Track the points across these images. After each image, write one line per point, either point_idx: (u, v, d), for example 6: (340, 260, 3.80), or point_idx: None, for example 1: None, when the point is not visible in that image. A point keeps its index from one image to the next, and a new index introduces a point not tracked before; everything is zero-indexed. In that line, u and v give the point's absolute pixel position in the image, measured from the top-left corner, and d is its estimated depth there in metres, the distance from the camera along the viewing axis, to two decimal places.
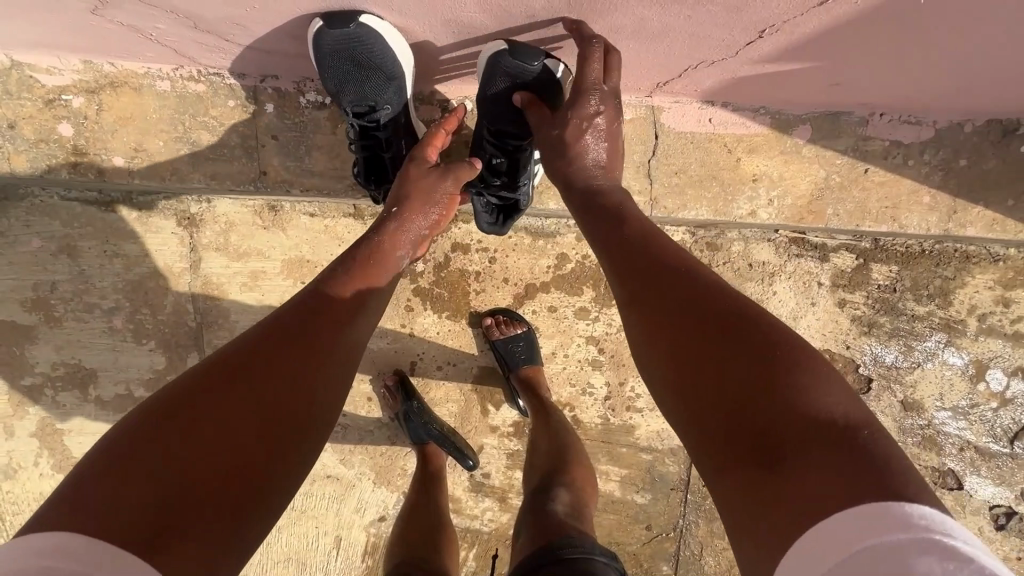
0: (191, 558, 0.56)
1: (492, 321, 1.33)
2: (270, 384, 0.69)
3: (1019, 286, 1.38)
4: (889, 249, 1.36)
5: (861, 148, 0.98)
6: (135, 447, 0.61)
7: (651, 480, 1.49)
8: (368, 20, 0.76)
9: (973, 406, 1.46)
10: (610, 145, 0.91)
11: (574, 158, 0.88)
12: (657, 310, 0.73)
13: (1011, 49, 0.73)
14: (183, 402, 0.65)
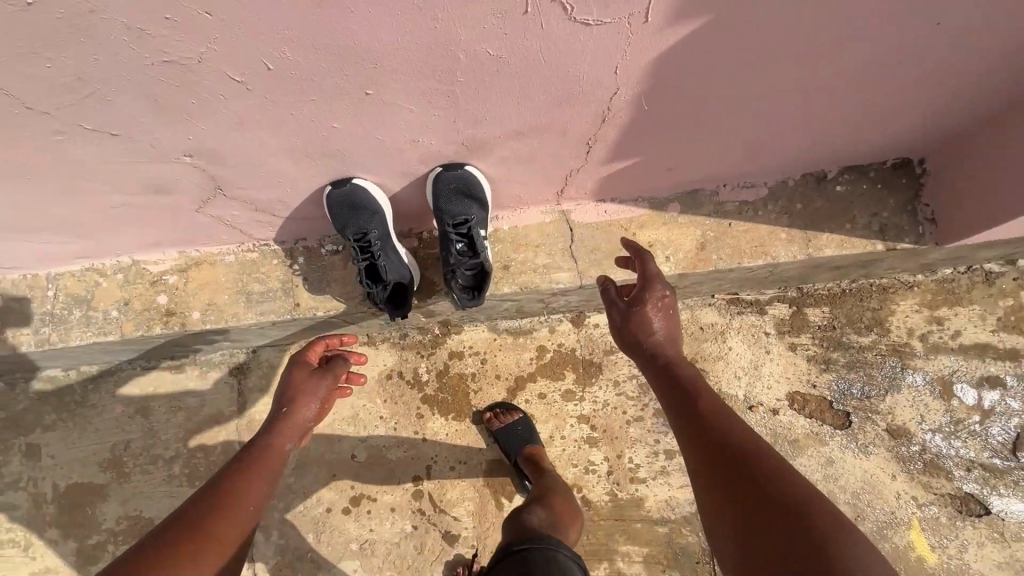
0: None
1: (491, 414, 1.54)
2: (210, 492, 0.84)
3: (942, 304, 1.58)
4: (816, 294, 1.59)
5: (720, 210, 1.20)
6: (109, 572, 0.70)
7: (675, 555, 1.50)
8: (358, 180, 0.96)
9: (958, 422, 1.54)
10: (676, 325, 1.04)
11: (643, 330, 1.02)
12: (713, 463, 0.84)
13: (810, 102, 0.93)
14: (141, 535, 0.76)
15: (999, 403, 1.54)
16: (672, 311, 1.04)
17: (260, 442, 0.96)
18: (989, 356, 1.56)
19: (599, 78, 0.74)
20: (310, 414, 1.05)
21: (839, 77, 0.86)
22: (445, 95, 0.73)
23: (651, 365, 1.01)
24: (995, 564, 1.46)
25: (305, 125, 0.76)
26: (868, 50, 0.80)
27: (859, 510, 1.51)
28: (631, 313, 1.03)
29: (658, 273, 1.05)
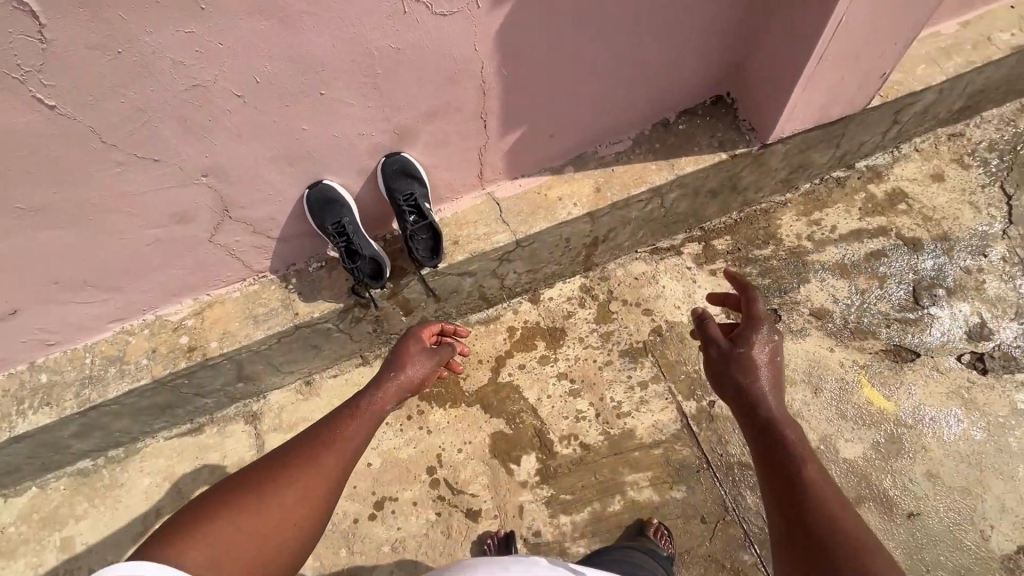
0: (279, 507, 0.88)
1: (657, 526, 1.54)
2: (323, 429, 1.04)
3: (813, 210, 1.96)
4: (716, 228, 1.96)
5: (602, 163, 1.61)
6: (239, 479, 0.92)
7: (677, 470, 1.65)
8: (326, 181, 1.30)
9: (864, 293, 1.83)
10: (775, 380, 1.14)
11: (744, 368, 1.14)
12: (794, 514, 0.90)
13: (625, 60, 1.35)
14: (268, 456, 0.98)
15: (887, 270, 1.86)
16: (770, 355, 1.16)
17: (368, 398, 1.17)
18: (865, 237, 1.91)
19: (468, 55, 1.15)
20: (412, 381, 1.28)
21: (632, 36, 1.29)
22: (372, 87, 1.11)
23: (747, 407, 1.11)
24: (942, 395, 1.68)
25: (283, 129, 1.12)
26: (643, 13, 1.23)
27: (816, 385, 1.72)
28: (730, 352, 1.18)
29: (766, 314, 1.20)
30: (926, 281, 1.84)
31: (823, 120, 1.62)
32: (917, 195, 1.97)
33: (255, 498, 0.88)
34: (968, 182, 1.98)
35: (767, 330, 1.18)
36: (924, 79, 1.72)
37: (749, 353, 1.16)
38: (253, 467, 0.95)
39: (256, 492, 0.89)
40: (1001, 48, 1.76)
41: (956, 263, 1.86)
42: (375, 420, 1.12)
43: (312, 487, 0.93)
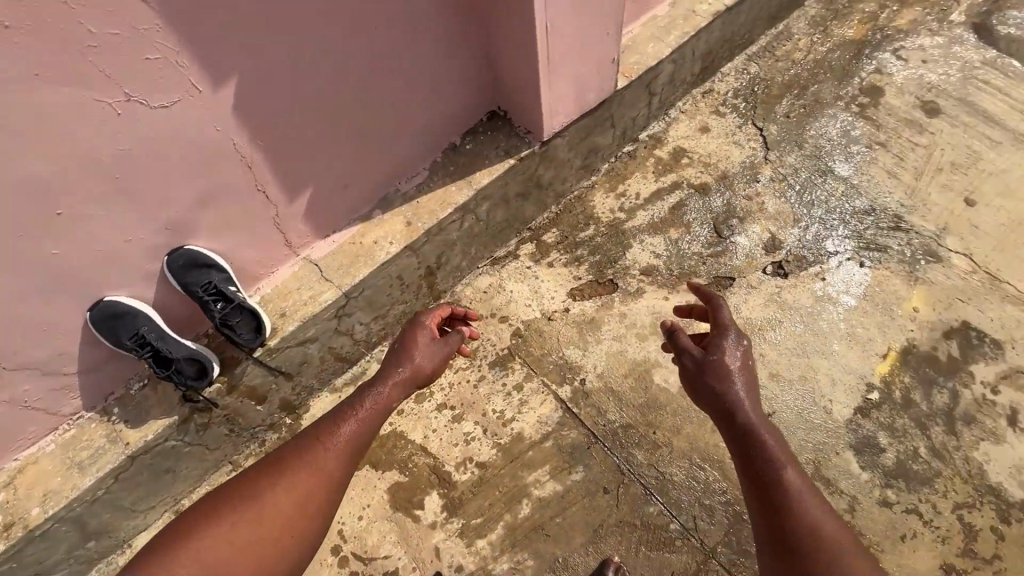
0: (255, 530, 1.21)
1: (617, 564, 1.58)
2: (303, 450, 1.33)
3: (617, 184, 2.19)
4: (542, 224, 2.11)
5: (405, 198, 1.68)
6: (231, 496, 1.26)
7: (570, 454, 1.73)
8: (107, 297, 1.24)
9: (677, 241, 2.06)
10: (748, 382, 1.35)
11: (721, 380, 1.34)
12: (772, 514, 1.19)
13: (384, 104, 1.43)
14: (256, 474, 1.30)
15: (690, 216, 2.12)
16: (740, 362, 1.36)
17: (361, 405, 1.41)
18: (664, 195, 2.16)
19: (211, 137, 1.17)
20: (417, 371, 1.50)
21: (379, 83, 1.38)
22: (115, 192, 1.11)
23: (726, 411, 1.32)
24: (761, 306, 1.92)
25: (26, 259, 1.07)
26: (379, 59, 1.33)
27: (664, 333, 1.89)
28: (705, 361, 1.37)
29: (729, 322, 1.41)
30: (721, 216, 2.11)
31: (586, 107, 1.82)
32: (694, 148, 2.27)
33: (237, 518, 1.21)
34: (728, 126, 2.33)
35: (739, 342, 1.38)
36: (656, 55, 2.02)
37: (721, 361, 1.36)
38: (240, 486, 1.28)
39: (240, 514, 1.22)
40: (705, 15, 2.10)
41: (739, 194, 2.16)
42: (361, 432, 1.39)
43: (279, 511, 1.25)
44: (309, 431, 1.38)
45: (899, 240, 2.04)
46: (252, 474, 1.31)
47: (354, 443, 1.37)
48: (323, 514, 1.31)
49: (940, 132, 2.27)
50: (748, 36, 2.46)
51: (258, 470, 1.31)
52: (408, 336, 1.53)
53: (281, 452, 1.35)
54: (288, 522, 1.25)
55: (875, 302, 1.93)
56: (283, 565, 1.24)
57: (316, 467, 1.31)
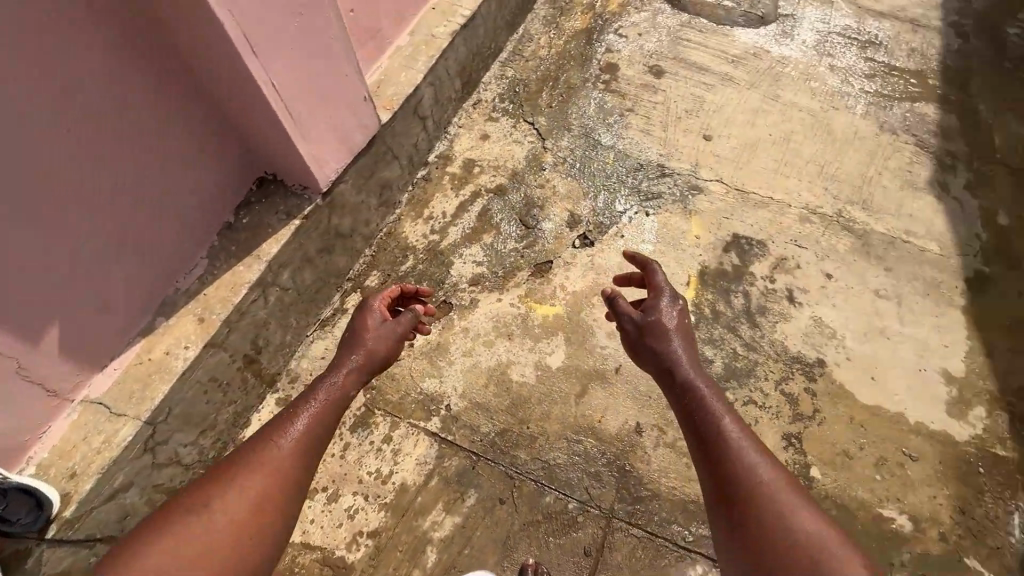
0: (216, 531, 1.17)
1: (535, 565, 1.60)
2: (268, 440, 1.33)
3: (422, 210, 2.24)
4: (361, 271, 2.08)
5: (188, 296, 1.58)
6: (191, 495, 1.22)
7: (458, 481, 1.74)
8: None
9: (492, 244, 2.16)
10: (686, 342, 1.51)
11: (659, 340, 1.50)
12: (714, 460, 1.27)
13: (111, 206, 1.34)
14: (216, 471, 1.28)
15: (497, 218, 2.23)
16: (675, 326, 1.53)
17: (316, 397, 1.43)
18: (468, 206, 2.26)
19: None
20: (373, 353, 1.55)
21: (93, 188, 1.29)
22: None
23: (669, 369, 1.47)
24: (580, 277, 2.10)
25: None
26: (91, 160, 1.26)
27: (507, 332, 1.98)
28: (641, 325, 1.54)
29: (662, 287, 1.60)
30: (523, 209, 2.26)
31: (357, 148, 1.83)
32: (481, 156, 2.41)
33: (203, 511, 1.19)
34: (504, 128, 2.50)
35: (676, 310, 1.56)
36: (410, 82, 2.09)
37: (658, 321, 1.53)
38: (200, 483, 1.25)
39: (205, 507, 1.19)
40: (445, 35, 2.23)
41: (533, 185, 2.33)
42: (316, 426, 1.39)
43: (243, 508, 1.21)
44: (273, 420, 1.38)
45: (668, 184, 2.37)
46: (214, 470, 1.28)
47: (311, 438, 1.37)
48: (285, 514, 1.27)
49: (670, 88, 2.68)
50: (494, 45, 2.67)
51: (220, 466, 1.29)
52: (359, 322, 1.59)
53: (244, 445, 1.34)
54: (251, 518, 1.21)
55: (667, 241, 2.21)
56: (243, 566, 1.19)
57: (274, 463, 1.29)
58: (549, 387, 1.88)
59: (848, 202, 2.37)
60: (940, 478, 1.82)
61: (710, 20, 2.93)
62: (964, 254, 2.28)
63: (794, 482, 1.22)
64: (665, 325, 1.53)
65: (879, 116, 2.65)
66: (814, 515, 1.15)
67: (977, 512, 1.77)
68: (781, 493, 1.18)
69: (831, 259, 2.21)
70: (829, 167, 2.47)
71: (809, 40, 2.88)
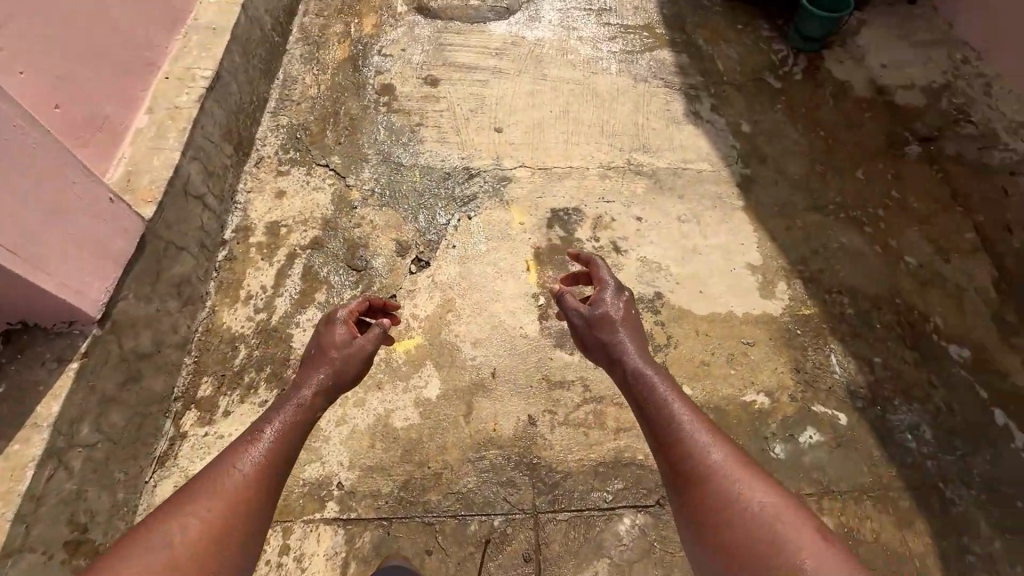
0: (208, 529, 1.23)
1: None
2: (255, 447, 1.40)
3: (237, 292, 2.02)
4: (188, 384, 1.81)
5: None
6: (189, 494, 1.29)
7: (378, 555, 1.62)
8: None
9: (328, 301, 2.03)
10: (634, 332, 1.64)
11: (609, 333, 1.63)
12: (668, 443, 1.40)
13: None
14: (210, 474, 1.34)
15: (324, 272, 2.10)
16: (623, 319, 1.65)
17: (281, 415, 1.48)
18: (288, 271, 2.09)
19: None
20: (338, 374, 1.59)
21: None
22: None
23: (622, 357, 1.59)
24: (428, 300, 2.07)
25: None
26: None
27: (375, 383, 1.88)
28: (591, 322, 1.66)
29: (609, 282, 1.71)
30: (347, 254, 2.16)
31: (126, 255, 1.56)
32: (284, 214, 2.24)
33: (201, 502, 1.27)
34: (299, 179, 2.35)
35: (625, 303, 1.69)
36: (167, 162, 1.84)
37: (607, 314, 1.65)
38: (197, 485, 1.31)
39: (203, 501, 1.27)
40: (191, 103, 2.01)
41: (351, 227, 2.23)
42: (279, 447, 1.42)
43: (207, 521, 1.24)
44: (259, 428, 1.45)
45: (479, 183, 2.43)
46: (207, 473, 1.35)
47: (276, 456, 1.41)
48: (247, 530, 1.29)
49: (449, 94, 2.75)
50: (256, 96, 2.49)
51: (212, 469, 1.35)
52: (324, 340, 1.64)
53: (233, 447, 1.40)
54: (215, 530, 1.23)
55: (496, 236, 2.27)
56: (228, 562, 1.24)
57: (236, 479, 1.33)
58: (437, 419, 1.83)
59: (632, 150, 2.66)
60: (775, 351, 2.15)
61: (463, 21, 3.05)
62: (729, 164, 2.70)
63: (746, 459, 1.34)
64: (615, 317, 1.65)
65: (631, 70, 3.00)
66: (767, 490, 1.26)
67: (808, 366, 2.13)
68: (731, 470, 1.30)
69: (636, 204, 2.47)
70: (608, 125, 2.74)
71: (553, 19, 3.15)
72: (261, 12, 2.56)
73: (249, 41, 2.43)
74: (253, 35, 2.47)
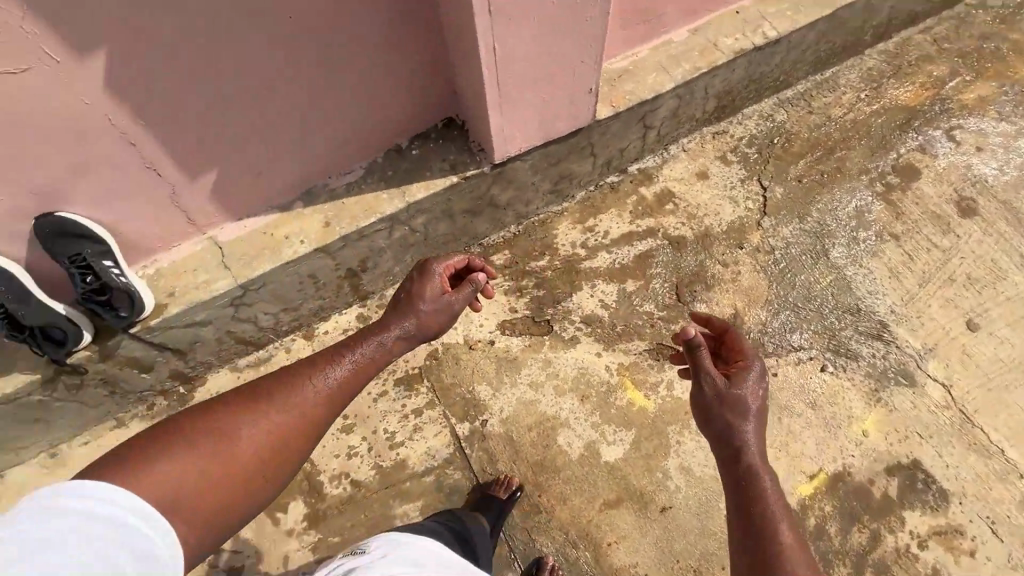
0: (264, 440, 1.04)
1: None
2: (325, 367, 1.20)
3: (588, 218, 2.00)
4: (494, 243, 1.97)
5: (333, 194, 1.59)
6: (251, 396, 1.09)
7: (448, 495, 1.68)
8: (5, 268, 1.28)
9: (631, 295, 1.90)
10: (762, 423, 1.20)
11: (737, 408, 1.19)
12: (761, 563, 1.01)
13: (292, 95, 1.31)
14: (272, 380, 1.14)
15: (654, 270, 1.93)
16: (759, 393, 1.21)
17: (364, 351, 1.27)
18: (634, 240, 1.97)
19: (78, 111, 1.12)
20: (429, 322, 1.35)
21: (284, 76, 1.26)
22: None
23: (741, 452, 1.17)
24: None
25: None
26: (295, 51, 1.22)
27: (583, 392, 1.78)
28: (718, 388, 1.21)
29: (754, 353, 1.27)
30: (687, 278, 1.92)
31: (555, 136, 1.65)
32: (683, 194, 2.05)
33: (262, 408, 1.07)
34: (730, 177, 2.08)
35: (762, 378, 1.23)
36: (655, 86, 1.78)
37: (739, 391, 1.20)
38: (259, 388, 1.12)
39: (262, 407, 1.08)
40: (728, 52, 1.85)
41: (717, 259, 1.95)
42: (357, 378, 1.23)
43: (255, 443, 1.02)
44: (336, 350, 1.25)
45: (873, 350, 1.83)
46: (264, 382, 1.14)
47: (350, 393, 1.20)
48: (294, 462, 1.09)
49: (966, 236, 1.98)
50: (784, 77, 2.16)
51: (278, 377, 1.15)
52: (412, 286, 1.38)
53: (301, 363, 1.20)
54: (282, 445, 1.06)
55: (822, 413, 1.75)
56: (257, 492, 1.02)
57: (315, 394, 1.15)
58: (585, 475, 1.68)
59: None
60: None
61: None
62: None
63: None
64: (752, 393, 1.20)
65: None
66: None
67: None
68: None
69: None
70: None
71: None
72: (881, 6, 2.10)
73: (837, 27, 2.06)
74: (846, 24, 2.08)
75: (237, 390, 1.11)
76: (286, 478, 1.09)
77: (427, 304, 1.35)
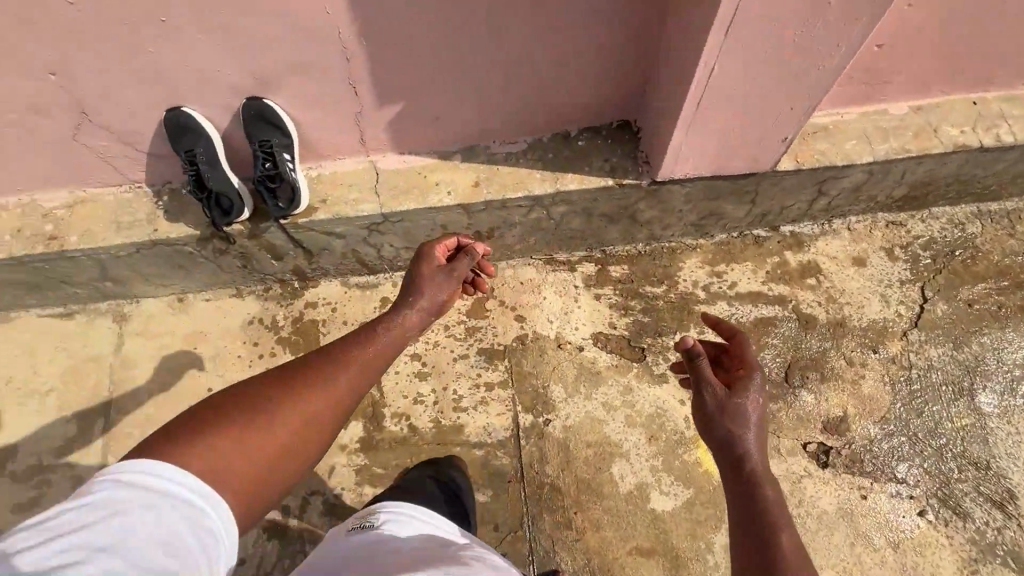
0: (291, 423, 1.02)
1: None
2: (343, 351, 1.17)
3: (720, 263, 1.90)
4: (616, 254, 1.92)
5: (491, 158, 1.61)
6: (270, 385, 1.05)
7: (489, 474, 1.70)
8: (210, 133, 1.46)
9: None
10: (760, 433, 1.12)
11: (732, 418, 1.11)
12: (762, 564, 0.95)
13: (498, 57, 1.34)
14: (290, 368, 1.10)
15: (771, 340, 1.80)
16: (758, 399, 1.14)
17: (377, 335, 1.23)
18: (760, 302, 1.85)
19: (318, 18, 1.21)
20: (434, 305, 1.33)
21: (499, 37, 1.29)
22: (239, 46, 1.27)
23: (739, 465, 1.08)
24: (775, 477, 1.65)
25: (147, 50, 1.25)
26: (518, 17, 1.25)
27: (653, 432, 1.72)
28: (716, 396, 1.12)
29: (756, 361, 1.17)
30: (803, 360, 1.78)
31: (725, 171, 1.57)
32: (830, 273, 1.88)
33: (283, 394, 1.04)
34: (889, 273, 1.88)
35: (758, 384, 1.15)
36: (850, 155, 1.63)
37: (739, 403, 1.12)
38: (277, 377, 1.08)
39: (282, 393, 1.04)
40: (945, 143, 1.65)
41: (842, 353, 1.79)
42: (377, 362, 1.19)
43: (281, 437, 0.99)
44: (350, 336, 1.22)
45: (987, 516, 1.61)
46: (280, 371, 1.10)
47: (371, 378, 1.17)
48: (316, 447, 1.06)
49: None
50: (996, 187, 1.90)
51: (296, 367, 1.12)
52: (412, 272, 1.37)
53: (316, 351, 1.17)
54: (307, 431, 1.03)
55: (903, 558, 1.57)
56: (281, 478, 0.99)
57: (339, 381, 1.11)
58: (627, 512, 1.64)
59: None
60: None
61: None
62: None
63: None
64: (750, 403, 1.12)
65: None
66: None
67: None
68: None
69: None
70: None
71: None
72: None
73: None
74: None
75: (254, 381, 1.07)
76: (310, 464, 1.06)
77: (431, 286, 1.34)
